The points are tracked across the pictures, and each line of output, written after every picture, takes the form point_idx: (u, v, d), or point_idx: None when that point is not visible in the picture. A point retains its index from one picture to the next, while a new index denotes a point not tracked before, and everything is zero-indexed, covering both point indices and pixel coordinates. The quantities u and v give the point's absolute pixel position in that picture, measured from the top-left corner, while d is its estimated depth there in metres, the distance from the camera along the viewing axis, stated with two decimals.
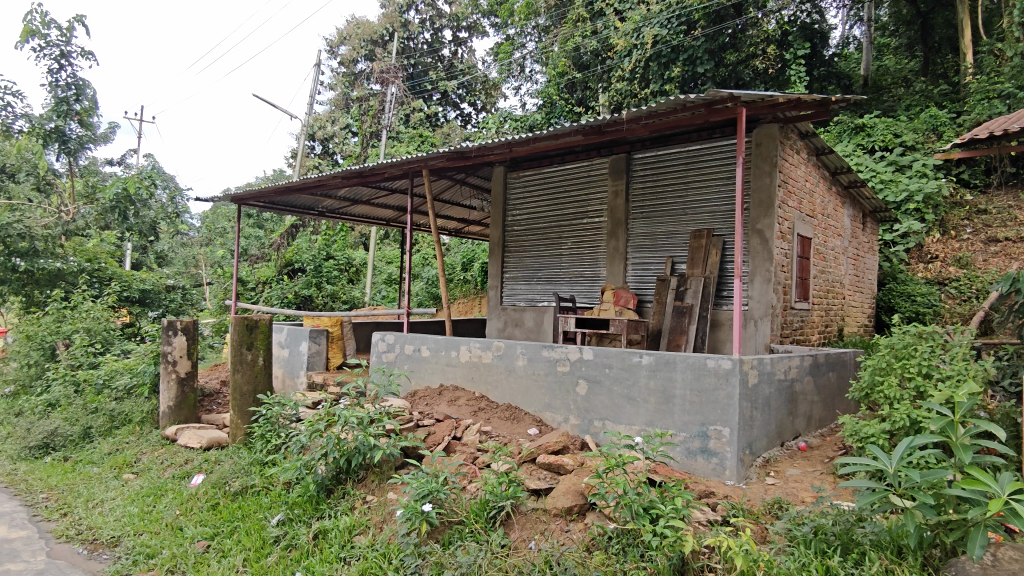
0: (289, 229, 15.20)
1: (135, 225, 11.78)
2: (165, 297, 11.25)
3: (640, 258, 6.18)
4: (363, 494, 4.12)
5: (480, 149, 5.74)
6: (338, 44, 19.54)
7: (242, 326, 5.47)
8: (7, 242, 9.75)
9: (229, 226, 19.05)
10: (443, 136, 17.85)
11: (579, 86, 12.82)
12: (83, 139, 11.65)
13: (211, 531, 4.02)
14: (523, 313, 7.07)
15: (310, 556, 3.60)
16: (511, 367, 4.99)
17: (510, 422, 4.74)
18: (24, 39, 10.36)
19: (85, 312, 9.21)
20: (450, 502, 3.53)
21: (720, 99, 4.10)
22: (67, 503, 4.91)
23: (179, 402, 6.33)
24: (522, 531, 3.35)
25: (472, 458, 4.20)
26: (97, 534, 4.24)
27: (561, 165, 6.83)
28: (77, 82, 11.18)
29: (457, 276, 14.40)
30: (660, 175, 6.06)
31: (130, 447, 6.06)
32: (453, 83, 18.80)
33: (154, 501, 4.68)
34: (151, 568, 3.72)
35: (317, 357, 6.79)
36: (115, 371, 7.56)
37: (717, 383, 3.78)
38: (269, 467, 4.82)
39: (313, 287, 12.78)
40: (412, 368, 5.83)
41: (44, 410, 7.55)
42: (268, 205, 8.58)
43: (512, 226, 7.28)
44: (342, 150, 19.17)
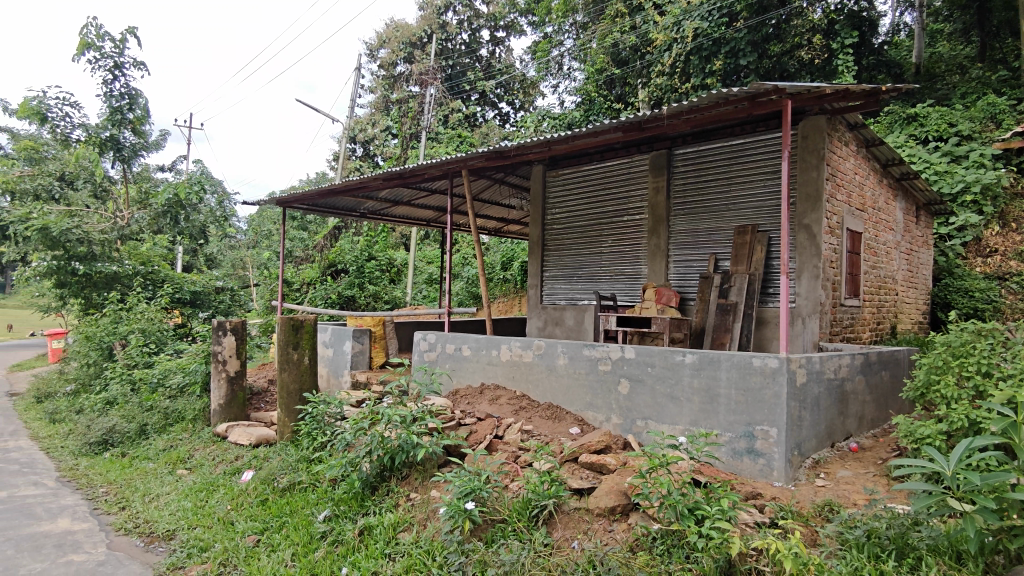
0: (333, 231, 15.54)
1: (186, 228, 12.27)
2: (216, 298, 11.58)
3: (682, 256, 6.10)
4: (406, 491, 4.16)
5: (519, 148, 5.74)
6: (378, 47, 19.80)
7: (289, 326, 5.58)
8: (67, 247, 10.21)
9: (273, 229, 19.55)
10: (482, 136, 17.92)
11: (618, 82, 12.68)
12: (137, 146, 12.12)
13: (261, 526, 4.14)
14: (563, 312, 7.05)
15: (355, 551, 3.65)
16: (552, 367, 4.98)
17: (552, 421, 4.73)
18: (81, 52, 10.82)
19: (140, 313, 9.56)
20: (492, 501, 3.55)
21: (764, 92, 4.00)
22: (125, 497, 5.11)
23: (229, 400, 6.52)
24: (565, 531, 3.34)
25: (513, 457, 4.21)
26: (153, 528, 4.40)
27: (600, 163, 6.78)
28: (130, 92, 11.60)
29: (497, 276, 14.48)
30: (702, 170, 5.96)
31: (184, 444, 6.27)
32: (491, 83, 18.88)
33: (207, 496, 4.84)
34: (204, 561, 3.84)
35: (361, 356, 6.91)
36: (169, 371, 7.82)
37: (763, 383, 3.70)
38: (315, 464, 4.93)
39: (356, 287, 13.00)
40: (454, 368, 5.88)
41: (103, 408, 7.89)
42: (312, 207, 8.74)
43: (551, 225, 7.27)
44: (383, 152, 19.47)
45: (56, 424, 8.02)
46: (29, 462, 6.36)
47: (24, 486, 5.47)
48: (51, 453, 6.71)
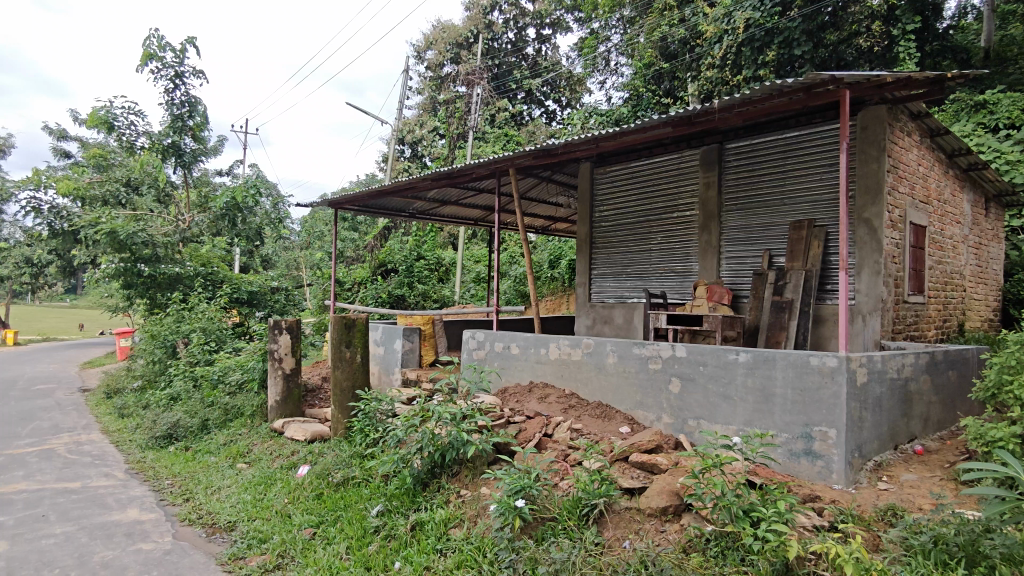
0: (382, 231, 15.86)
1: (244, 230, 12.70)
2: (271, 298, 11.91)
3: (734, 252, 5.97)
4: (457, 488, 4.20)
5: (567, 146, 5.71)
6: (425, 48, 20.04)
7: (341, 325, 5.72)
8: (133, 250, 10.69)
9: (326, 230, 20.04)
10: (528, 134, 17.93)
11: (667, 76, 12.52)
12: (196, 152, 12.56)
13: (317, 519, 4.25)
14: (612, 310, 7.00)
15: (408, 546, 3.71)
16: (601, 365, 4.95)
17: (601, 420, 4.71)
18: (144, 63, 11.32)
19: (201, 313, 9.94)
20: (542, 498, 3.55)
21: (820, 82, 3.88)
22: (188, 489, 5.33)
23: (285, 397, 6.72)
24: (616, 530, 3.32)
25: (563, 455, 4.20)
26: (215, 519, 4.58)
27: (649, 159, 6.70)
28: (190, 100, 12.06)
29: (545, 274, 14.50)
30: (756, 163, 5.82)
31: (243, 438, 6.50)
32: (538, 81, 18.90)
33: (265, 489, 5.00)
34: (263, 552, 3.96)
35: (411, 354, 7.03)
36: (228, 368, 8.10)
37: (822, 383, 3.59)
38: (368, 459, 5.03)
39: (406, 287, 13.17)
40: (503, 366, 5.90)
41: (167, 403, 8.24)
42: (362, 208, 8.90)
43: (600, 222, 7.22)
44: (431, 152, 19.70)
45: (124, 418, 8.42)
46: (100, 454, 6.70)
47: (97, 477, 5.76)
48: (121, 446, 7.05)
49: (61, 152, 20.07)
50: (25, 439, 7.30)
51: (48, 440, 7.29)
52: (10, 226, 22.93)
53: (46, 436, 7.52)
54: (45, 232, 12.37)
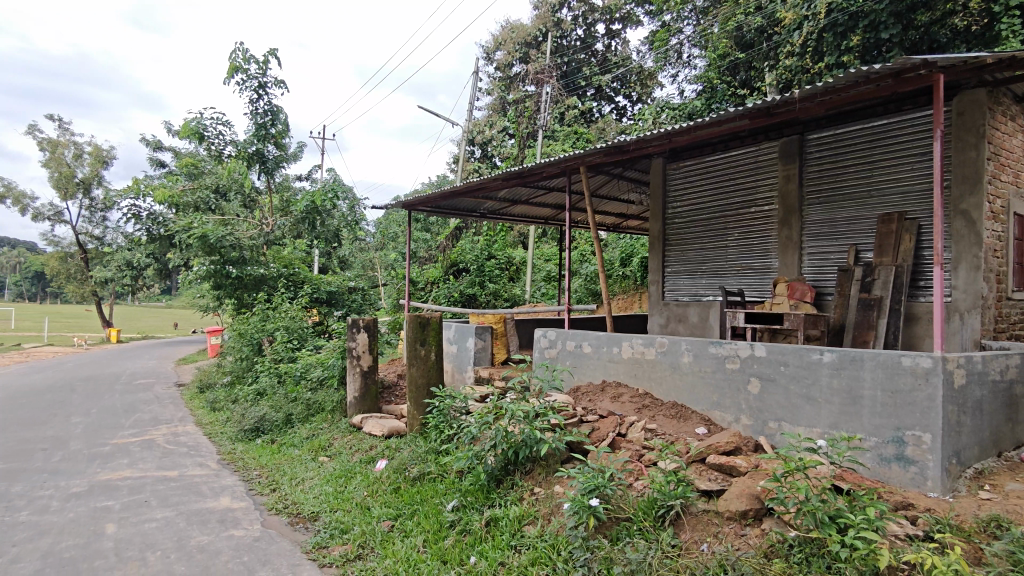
0: (454, 232, 16.13)
1: (323, 232, 13.22)
2: (349, 298, 12.31)
3: (817, 247, 5.73)
4: (530, 485, 4.22)
5: (639, 142, 5.64)
6: (495, 49, 20.30)
7: (416, 323, 5.87)
8: (222, 252, 11.31)
9: (399, 231, 20.61)
10: (598, 131, 17.76)
11: (742, 67, 12.20)
12: (279, 159, 13.16)
13: (395, 512, 4.38)
14: (686, 308, 6.85)
15: (483, 541, 3.77)
16: (675, 365, 4.86)
17: (676, 420, 4.63)
18: (231, 75, 11.96)
19: (285, 313, 10.40)
20: (617, 498, 3.51)
21: (911, 67, 3.66)
22: (275, 480, 5.60)
23: (363, 393, 6.96)
24: (694, 533, 3.25)
25: (638, 455, 4.15)
26: (300, 509, 4.79)
27: (724, 152, 6.51)
28: (272, 108, 12.62)
29: (616, 272, 14.39)
30: (839, 155, 5.56)
31: (325, 433, 6.77)
32: (607, 77, 18.76)
33: (346, 482, 5.19)
34: (345, 542, 4.12)
35: (483, 353, 7.13)
36: (310, 365, 8.45)
37: (914, 384, 3.39)
38: (443, 455, 5.13)
39: (477, 286, 13.31)
40: (575, 364, 5.89)
41: (255, 397, 8.69)
42: (435, 209, 9.07)
43: (673, 218, 7.08)
44: (500, 152, 19.87)
45: (216, 412, 8.93)
46: (195, 445, 7.14)
47: (193, 467, 6.15)
48: (213, 437, 7.49)
49: (156, 162, 21.49)
50: (128, 430, 7.86)
51: (149, 431, 7.84)
52: (113, 233, 24.76)
53: (147, 427, 8.07)
54: (143, 237, 13.29)
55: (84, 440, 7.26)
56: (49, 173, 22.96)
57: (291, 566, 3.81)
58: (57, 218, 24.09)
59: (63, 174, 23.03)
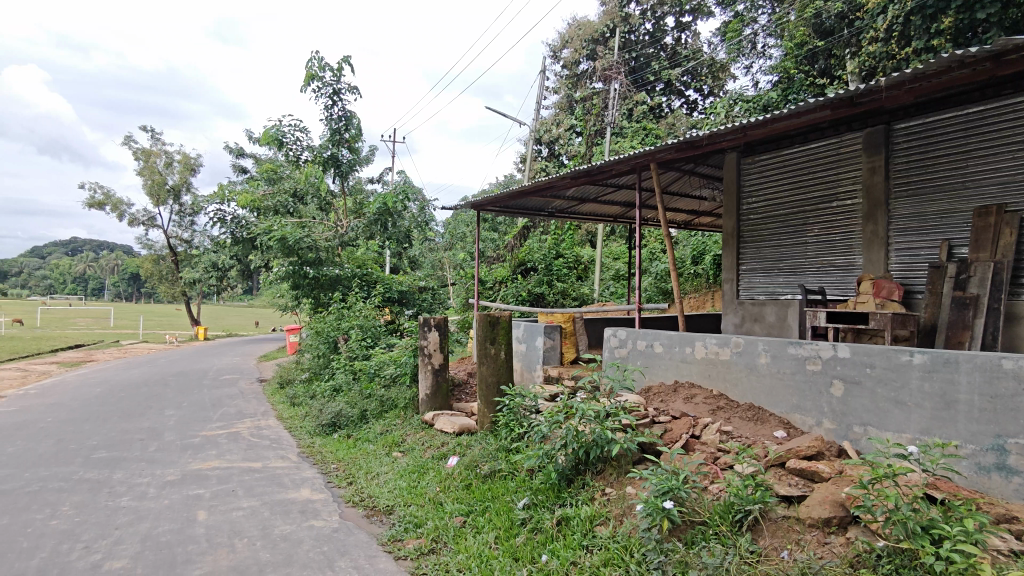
0: (521, 231, 16.21)
1: (394, 233, 13.58)
2: (420, 297, 12.57)
3: (905, 242, 5.43)
4: (602, 485, 4.19)
5: (711, 137, 5.49)
6: (561, 48, 20.27)
7: (486, 322, 5.93)
8: (300, 253, 11.79)
9: (468, 231, 20.90)
10: (668, 126, 17.39)
11: (822, 55, 11.77)
12: (352, 163, 13.58)
13: (467, 508, 4.44)
14: (763, 308, 6.62)
15: (554, 540, 3.77)
16: (752, 365, 4.72)
17: (754, 423, 4.49)
18: (307, 83, 12.43)
19: (359, 312, 10.73)
20: (691, 501, 3.44)
21: (1012, 49, 3.42)
22: (351, 473, 5.80)
23: (435, 391, 7.09)
24: (773, 540, 3.15)
25: (713, 458, 4.05)
26: (376, 502, 4.95)
27: (803, 145, 6.27)
28: (346, 114, 13.03)
29: (688, 270, 14.11)
30: (929, 144, 5.24)
31: (398, 429, 6.96)
32: (677, 71, 18.39)
33: (419, 477, 5.32)
34: (418, 536, 4.22)
35: (552, 352, 7.14)
36: (384, 362, 8.68)
37: (1017, 389, 3.15)
38: (514, 453, 5.17)
39: (545, 285, 13.30)
40: (646, 364, 5.80)
41: (332, 393, 9.02)
42: (504, 209, 9.14)
43: (748, 215, 6.87)
44: (568, 150, 19.83)
45: (296, 407, 9.33)
46: (277, 438, 7.48)
47: (275, 459, 6.44)
48: (293, 431, 7.82)
49: (239, 168, 22.60)
50: (216, 423, 8.31)
51: (235, 424, 8.27)
52: (200, 236, 26.24)
53: (233, 420, 8.52)
54: (228, 240, 14.02)
55: (177, 431, 7.74)
56: (143, 180, 24.58)
57: (368, 557, 3.93)
58: (150, 223, 25.73)
59: (155, 182, 24.63)
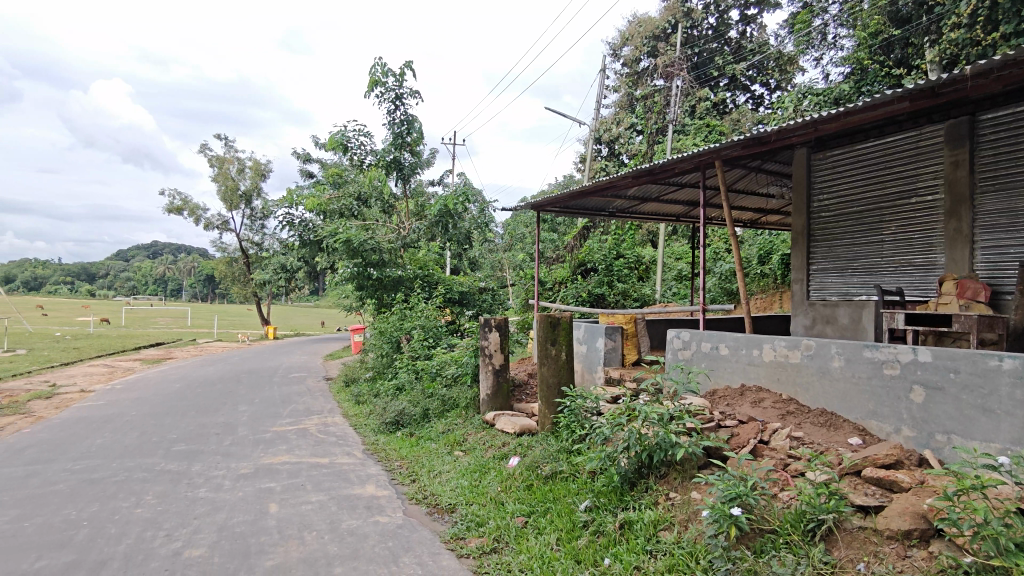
0: (581, 231, 16.14)
1: (455, 234, 13.77)
2: (480, 298, 12.68)
3: (992, 241, 5.11)
4: (666, 490, 4.12)
5: (780, 132, 5.31)
6: (621, 46, 20.08)
7: (547, 323, 5.94)
8: (364, 255, 12.07)
9: (528, 232, 20.95)
10: (733, 123, 16.94)
11: (898, 44, 11.27)
12: (414, 166, 13.85)
13: (529, 509, 4.45)
14: (835, 309, 6.37)
15: (617, 544, 3.73)
16: (825, 369, 4.55)
17: (827, 429, 4.33)
18: (371, 89, 12.77)
19: (421, 313, 10.92)
20: (760, 509, 3.34)
21: None
22: (414, 471, 5.91)
23: (495, 391, 7.15)
24: (849, 550, 3.03)
25: (783, 465, 3.92)
26: (438, 500, 5.02)
27: (879, 139, 5.99)
28: (408, 118, 13.31)
29: (754, 270, 13.71)
30: (1019, 135, 4.92)
31: (459, 428, 7.04)
32: (742, 66, 17.92)
33: (481, 476, 5.37)
34: (480, 535, 4.26)
35: (614, 353, 7.07)
36: (445, 362, 8.80)
37: None
38: (575, 455, 5.14)
39: (605, 286, 13.16)
40: (711, 367, 5.67)
41: (395, 392, 9.22)
42: (564, 209, 9.12)
43: (818, 213, 6.61)
44: (628, 150, 19.61)
45: (361, 405, 9.58)
46: (342, 435, 7.69)
47: (341, 455, 6.63)
48: (358, 429, 8.02)
49: (306, 172, 23.38)
50: (286, 419, 8.63)
51: (303, 421, 8.55)
52: (269, 239, 27.27)
53: (301, 417, 8.82)
54: (296, 242, 14.53)
55: (249, 426, 8.07)
56: (218, 187, 25.76)
57: (431, 554, 3.98)
58: (224, 227, 26.95)
59: (229, 187, 25.78)
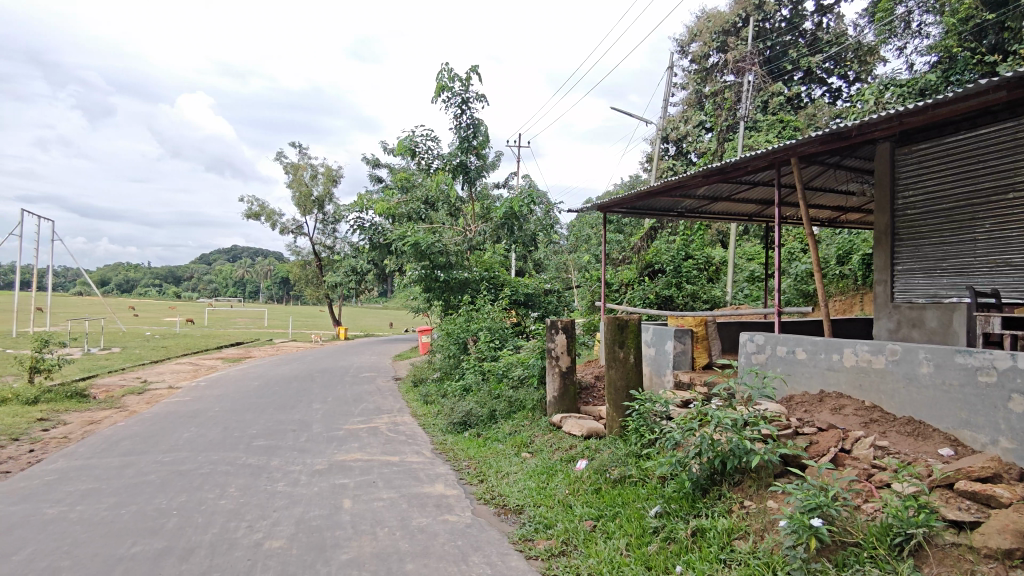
0: (648, 232, 15.91)
1: (520, 236, 13.85)
2: (546, 300, 12.69)
3: None
4: (740, 498, 4.00)
5: (862, 127, 5.07)
6: (689, 42, 19.71)
7: (615, 326, 5.90)
8: (432, 257, 12.29)
9: (593, 234, 20.82)
10: (808, 118, 16.31)
11: (992, 29, 10.61)
12: (480, 169, 14.00)
13: (597, 513, 4.42)
14: (923, 312, 6.00)
15: (689, 552, 3.65)
16: (912, 376, 4.32)
17: (915, 439, 4.10)
18: (439, 94, 13.00)
19: (487, 315, 11.02)
20: (842, 521, 3.20)
21: None
22: (482, 471, 5.97)
23: (562, 393, 7.12)
24: (942, 568, 2.86)
25: (867, 475, 3.75)
26: (506, 501, 5.06)
27: (971, 131, 5.63)
28: (474, 122, 13.47)
29: (832, 271, 13.16)
30: None
31: (527, 430, 7.06)
32: (818, 58, 17.25)
33: (548, 479, 5.36)
34: (549, 537, 4.26)
35: (683, 356, 6.91)
36: (512, 364, 8.84)
37: None
38: (644, 459, 5.06)
39: (673, 287, 12.90)
40: (787, 371, 5.46)
41: (462, 393, 9.34)
42: (631, 210, 9.02)
43: (903, 210, 6.26)
44: (697, 148, 19.21)
45: (429, 405, 9.76)
46: (412, 434, 7.86)
47: (411, 454, 6.77)
48: (427, 429, 8.17)
49: (375, 177, 24.04)
50: (358, 418, 8.87)
51: (375, 419, 8.78)
52: (341, 242, 28.19)
53: (373, 416, 9.07)
54: (366, 246, 14.96)
55: (323, 424, 8.36)
56: (293, 192, 26.84)
57: (500, 554, 4.02)
58: (299, 231, 28.03)
59: (303, 193, 26.82)
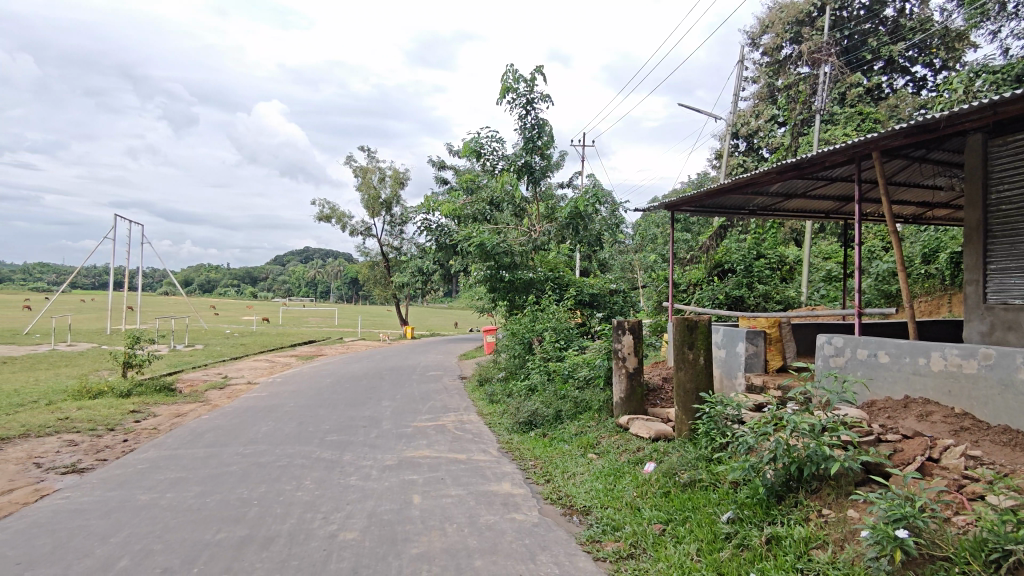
0: (718, 231, 15.51)
1: (585, 236, 13.78)
2: (611, 300, 12.58)
3: None
4: (818, 506, 3.86)
5: (951, 119, 4.80)
6: (760, 34, 19.12)
7: (683, 327, 5.81)
8: (497, 258, 12.39)
9: (660, 233, 20.47)
10: (890, 109, 15.50)
11: None
12: (544, 168, 14.01)
13: (667, 516, 4.36)
14: (1019, 314, 5.61)
15: (764, 560, 3.55)
16: (1009, 380, 4.07)
17: (1011, 448, 3.86)
18: (504, 95, 13.09)
19: (552, 315, 11.01)
20: (931, 533, 3.04)
21: None
22: (549, 471, 5.98)
23: (629, 395, 7.04)
24: None
25: (957, 485, 3.55)
26: (573, 501, 5.07)
27: None
28: (538, 122, 13.48)
29: (917, 271, 12.48)
30: None
31: (593, 430, 7.04)
32: (901, 46, 16.39)
33: (616, 480, 5.33)
34: (617, 539, 4.24)
35: (756, 359, 6.72)
36: (577, 364, 8.81)
37: None
38: (715, 463, 4.94)
39: (744, 287, 12.50)
40: (869, 375, 5.22)
41: (528, 392, 9.39)
42: (699, 209, 8.84)
43: (997, 206, 5.88)
44: (769, 143, 18.63)
45: (495, 404, 9.84)
46: (479, 433, 7.96)
47: (478, 453, 6.86)
48: (493, 428, 8.25)
49: (441, 178, 24.44)
50: (426, 416, 9.05)
51: (441, 418, 8.93)
52: (408, 243, 28.82)
53: (440, 414, 9.22)
54: (433, 246, 15.24)
55: (392, 421, 8.56)
56: (362, 195, 27.62)
57: (568, 554, 4.03)
58: (368, 233, 28.81)
59: (372, 196, 27.55)
